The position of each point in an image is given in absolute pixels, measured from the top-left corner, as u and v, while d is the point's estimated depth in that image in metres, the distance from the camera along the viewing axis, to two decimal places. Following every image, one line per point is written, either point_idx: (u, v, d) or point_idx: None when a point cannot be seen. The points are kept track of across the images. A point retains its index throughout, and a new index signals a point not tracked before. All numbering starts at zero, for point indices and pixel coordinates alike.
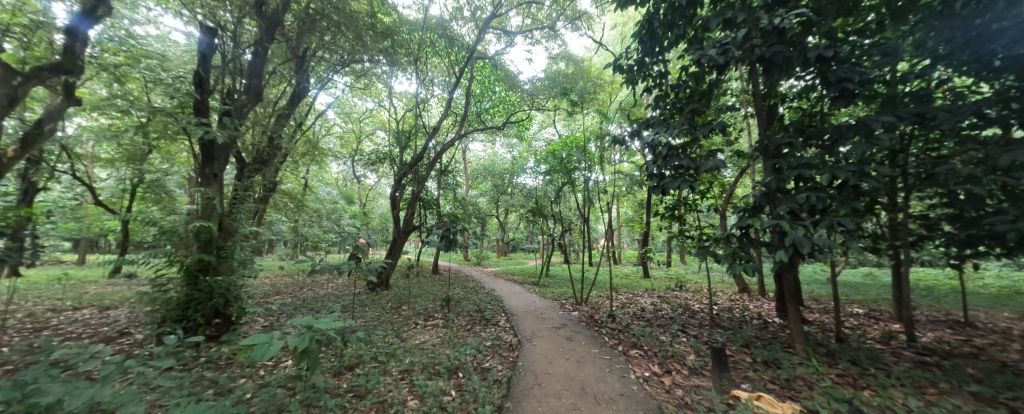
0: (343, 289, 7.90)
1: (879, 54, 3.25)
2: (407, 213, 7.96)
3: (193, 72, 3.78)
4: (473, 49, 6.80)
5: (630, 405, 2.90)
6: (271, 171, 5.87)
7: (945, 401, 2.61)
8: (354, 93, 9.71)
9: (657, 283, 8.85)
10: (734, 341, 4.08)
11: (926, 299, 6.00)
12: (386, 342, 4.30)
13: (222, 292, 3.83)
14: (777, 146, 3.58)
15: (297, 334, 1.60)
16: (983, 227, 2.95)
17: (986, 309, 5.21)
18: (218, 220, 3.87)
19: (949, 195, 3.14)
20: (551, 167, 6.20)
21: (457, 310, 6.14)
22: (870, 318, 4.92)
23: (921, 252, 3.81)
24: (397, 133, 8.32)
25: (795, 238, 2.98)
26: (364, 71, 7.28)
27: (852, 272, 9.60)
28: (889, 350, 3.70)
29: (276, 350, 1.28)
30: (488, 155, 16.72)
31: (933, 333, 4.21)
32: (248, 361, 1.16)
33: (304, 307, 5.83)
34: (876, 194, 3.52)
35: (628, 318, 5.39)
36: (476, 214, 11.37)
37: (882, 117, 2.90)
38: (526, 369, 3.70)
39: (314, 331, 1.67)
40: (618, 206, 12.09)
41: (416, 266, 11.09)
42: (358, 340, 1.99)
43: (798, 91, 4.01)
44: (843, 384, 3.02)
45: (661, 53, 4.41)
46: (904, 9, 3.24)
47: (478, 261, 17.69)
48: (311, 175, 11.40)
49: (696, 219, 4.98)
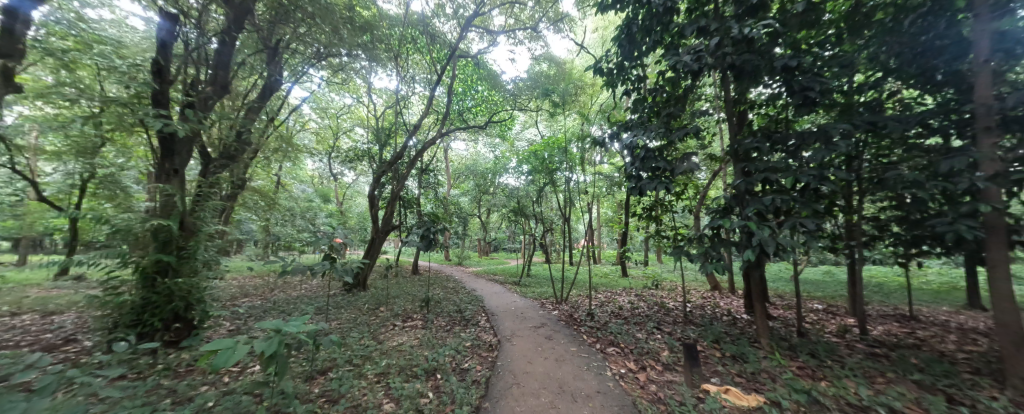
0: (318, 290, 7.62)
1: (838, 66, 3.49)
2: (386, 212, 7.76)
3: (151, 60, 3.54)
4: (455, 47, 6.69)
5: (606, 402, 2.96)
6: (240, 168, 5.59)
7: (891, 389, 2.82)
8: (331, 88, 9.35)
9: (635, 282, 9.06)
10: (706, 337, 4.23)
11: (878, 295, 6.47)
12: (362, 344, 4.20)
13: (183, 294, 3.62)
14: (746, 150, 3.75)
15: (264, 338, 1.51)
16: (926, 228, 3.22)
17: (928, 304, 5.68)
18: (179, 218, 3.65)
19: (897, 199, 3.40)
20: (533, 167, 6.23)
21: (437, 310, 6.07)
22: (827, 313, 5.26)
23: (873, 252, 4.09)
24: (376, 131, 8.13)
25: (762, 238, 3.16)
26: (341, 65, 6.97)
27: (813, 270, 10.22)
28: (844, 343, 3.95)
29: (241, 355, 1.22)
30: (470, 154, 16.61)
31: (883, 327, 4.54)
32: (210, 367, 1.09)
33: (276, 309, 5.61)
34: (834, 197, 3.75)
35: (606, 316, 5.51)
36: (458, 214, 11.23)
37: (839, 125, 3.10)
38: (505, 369, 3.69)
39: (283, 335, 1.55)
40: (598, 207, 12.25)
41: (396, 267, 10.86)
42: (330, 343, 1.90)
43: (766, 98, 4.20)
44: (803, 376, 3.20)
45: (640, 58, 4.52)
46: (860, 25, 3.53)
47: (460, 261, 17.56)
48: (285, 172, 10.91)
49: (672, 219, 5.12)
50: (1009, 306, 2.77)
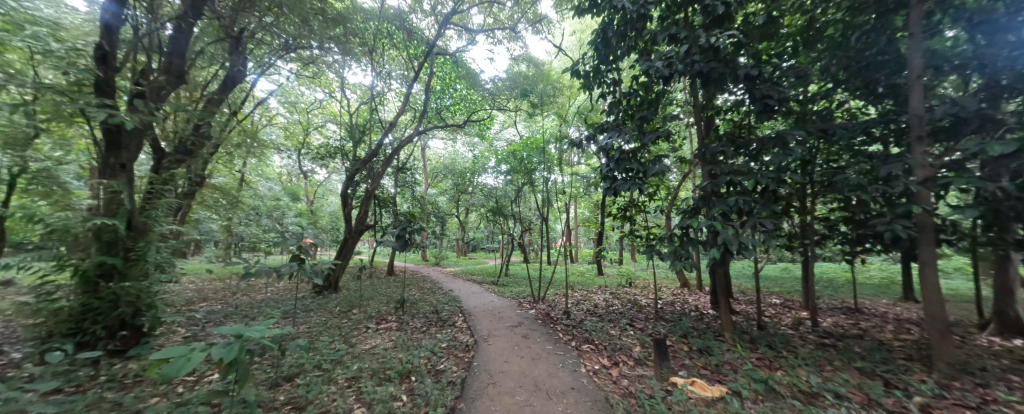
0: (286, 293, 7.27)
1: (794, 76, 3.75)
2: (360, 212, 7.53)
3: (94, 45, 3.26)
4: (433, 44, 6.57)
5: (580, 398, 3.02)
6: (199, 163, 5.23)
7: (837, 376, 3.07)
8: (301, 81, 8.94)
9: (610, 280, 9.28)
10: (675, 332, 4.42)
11: (828, 290, 7.01)
12: (333, 348, 4.05)
13: (131, 299, 3.37)
14: (712, 153, 3.95)
15: (221, 344, 1.36)
16: (869, 228, 3.51)
17: (871, 297, 6.22)
18: (127, 217, 3.37)
19: (845, 201, 3.69)
20: (512, 167, 6.25)
21: (413, 311, 5.95)
22: (784, 307, 5.64)
23: (824, 250, 4.41)
24: (350, 127, 7.86)
25: (726, 237, 3.34)
26: (312, 58, 6.67)
27: (772, 267, 10.93)
28: (798, 335, 4.25)
29: (200, 362, 1.07)
30: (449, 153, 16.41)
31: (832, 319, 4.91)
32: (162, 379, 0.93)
33: (239, 314, 5.31)
34: (791, 199, 4.02)
35: (581, 314, 5.62)
36: (435, 214, 11.05)
37: (795, 131, 3.33)
38: (481, 369, 3.68)
39: (244, 340, 1.41)
40: (575, 207, 12.45)
41: (371, 268, 10.54)
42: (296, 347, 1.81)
43: (731, 104, 4.43)
44: (762, 366, 3.41)
45: (615, 62, 4.64)
46: (814, 38, 3.81)
47: (437, 260, 17.32)
48: (250, 169, 10.29)
49: (645, 219, 5.30)
50: (936, 298, 3.07)
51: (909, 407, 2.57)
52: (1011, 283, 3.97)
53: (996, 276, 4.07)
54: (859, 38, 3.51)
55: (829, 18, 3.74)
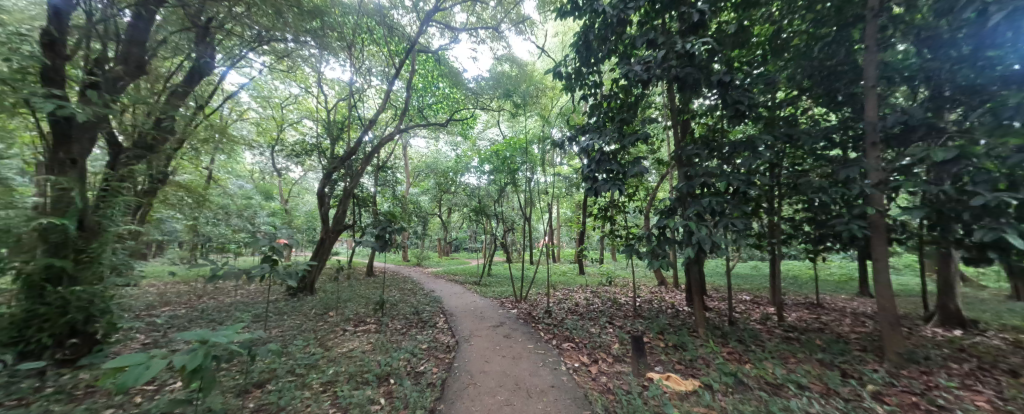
0: (257, 296, 6.95)
1: (763, 83, 3.95)
2: (338, 211, 7.31)
3: (39, 30, 3.03)
4: (414, 41, 6.46)
5: (559, 396, 3.06)
6: (161, 159, 4.92)
7: (799, 367, 3.26)
8: (274, 75, 8.58)
9: (591, 279, 9.44)
10: (652, 329, 4.55)
11: (794, 286, 7.41)
12: (307, 352, 3.92)
13: (82, 304, 3.12)
14: (688, 156, 4.09)
15: (186, 351, 1.29)
16: (830, 228, 3.74)
17: (832, 293, 6.62)
18: (79, 216, 3.13)
19: (808, 202, 3.91)
20: (495, 167, 6.24)
21: (393, 313, 5.84)
22: (753, 303, 5.91)
23: (790, 248, 4.66)
24: (327, 124, 7.62)
25: (699, 236, 3.48)
26: (286, 52, 6.41)
27: (744, 265, 11.44)
28: (766, 329, 4.47)
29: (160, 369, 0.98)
30: (431, 152, 16.18)
31: (796, 313, 5.20)
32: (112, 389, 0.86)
33: (206, 318, 5.05)
34: (760, 200, 4.22)
35: (563, 313, 5.69)
36: (417, 213, 10.87)
37: (763, 136, 3.51)
38: (462, 370, 3.66)
39: (209, 346, 1.33)
40: (558, 207, 12.58)
41: (349, 269, 10.25)
42: (267, 352, 1.73)
43: (706, 109, 4.60)
44: (732, 360, 3.57)
45: (596, 64, 4.73)
46: (781, 48, 4.03)
47: (419, 261, 17.06)
48: (218, 166, 9.77)
49: (625, 220, 5.42)
50: (887, 293, 3.31)
51: (863, 395, 2.76)
52: (952, 278, 4.33)
53: (939, 271, 4.43)
54: (821, 49, 3.73)
55: (795, 29, 3.96)
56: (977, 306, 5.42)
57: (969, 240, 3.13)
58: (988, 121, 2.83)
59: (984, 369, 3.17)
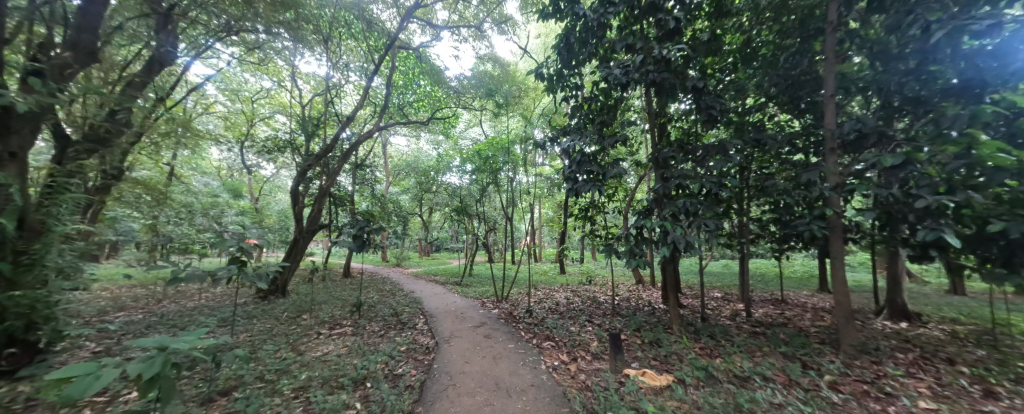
0: (225, 300, 6.60)
1: (735, 90, 4.13)
2: (313, 211, 7.05)
3: None
4: (395, 37, 6.32)
5: (539, 395, 3.09)
6: (116, 154, 4.57)
7: (765, 360, 3.44)
8: (244, 67, 8.17)
9: (571, 279, 9.55)
10: (629, 326, 4.66)
11: (762, 283, 7.80)
12: (278, 357, 3.77)
13: (22, 310, 2.83)
14: (665, 158, 4.23)
15: (140, 359, 1.16)
16: (793, 228, 3.96)
17: (795, 289, 7.02)
18: (18, 215, 2.85)
19: (774, 204, 4.12)
20: (476, 167, 6.20)
21: (371, 315, 5.71)
22: (724, 300, 6.18)
23: (758, 248, 4.89)
24: (302, 120, 7.33)
25: (675, 236, 3.61)
26: (257, 43, 6.11)
27: (716, 263, 11.95)
28: (735, 324, 4.68)
29: (112, 380, 0.87)
30: (412, 151, 15.90)
31: (763, 309, 5.48)
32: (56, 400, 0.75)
33: (166, 324, 4.75)
34: (731, 201, 4.41)
35: (543, 312, 5.75)
36: (397, 213, 10.65)
37: (734, 140, 3.68)
38: (442, 371, 3.62)
39: (169, 353, 1.19)
40: (540, 207, 12.68)
41: (325, 270, 9.90)
42: (234, 358, 1.63)
43: (682, 113, 4.76)
44: (704, 355, 3.71)
45: (577, 67, 4.80)
46: (750, 57, 4.23)
47: (399, 261, 16.70)
48: (181, 162, 9.18)
49: (605, 220, 5.52)
50: (843, 289, 3.54)
51: (821, 385, 2.95)
52: (899, 274, 4.69)
53: (889, 269, 4.79)
54: (786, 59, 3.96)
55: (763, 39, 4.18)
56: (921, 300, 5.90)
57: (914, 239, 3.41)
58: (931, 130, 3.09)
59: (926, 358, 3.45)
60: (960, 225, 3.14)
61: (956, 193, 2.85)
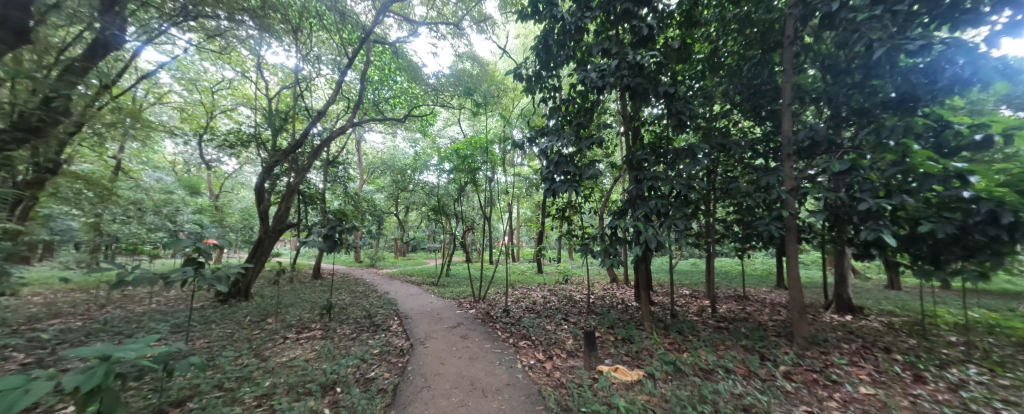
0: (180, 304, 6.14)
1: (703, 96, 4.34)
2: (280, 209, 6.71)
3: None
4: (370, 30, 6.13)
5: (514, 393, 3.10)
6: (52, 145, 4.14)
7: (728, 353, 3.63)
8: (203, 55, 7.62)
9: (548, 278, 9.67)
10: (603, 324, 4.78)
11: (726, 281, 8.25)
12: (240, 364, 3.56)
13: None
14: (638, 160, 4.37)
15: (77, 370, 1.06)
16: (754, 228, 4.20)
17: (756, 286, 7.47)
18: None
19: (738, 205, 4.36)
20: (455, 166, 6.13)
21: (342, 317, 5.52)
22: (692, 297, 6.47)
23: (723, 247, 5.16)
24: (268, 113, 6.95)
25: (647, 236, 3.74)
26: (219, 31, 5.73)
27: (685, 262, 12.52)
28: (702, 320, 4.92)
29: (39, 396, 0.77)
30: (388, 148, 15.48)
31: (727, 305, 5.79)
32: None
33: (110, 331, 4.35)
34: (699, 203, 4.62)
35: (520, 312, 5.78)
36: (372, 212, 10.33)
37: (702, 144, 3.86)
38: (416, 373, 3.56)
39: (112, 363, 1.10)
40: (518, 207, 12.75)
41: (292, 272, 9.43)
42: (186, 366, 1.53)
43: (655, 117, 4.93)
44: (672, 350, 3.87)
45: (555, 69, 4.87)
46: (717, 66, 4.47)
47: (373, 261, 16.20)
48: (129, 156, 8.43)
49: (581, 220, 5.62)
50: (797, 285, 3.81)
51: (776, 374, 3.16)
52: (845, 271, 5.10)
53: (836, 266, 5.20)
54: (749, 70, 4.20)
55: (729, 50, 4.42)
56: (863, 295, 6.46)
57: (857, 239, 3.72)
58: (872, 140, 3.38)
59: (867, 347, 3.78)
60: (895, 226, 3.47)
61: (892, 197, 3.14)
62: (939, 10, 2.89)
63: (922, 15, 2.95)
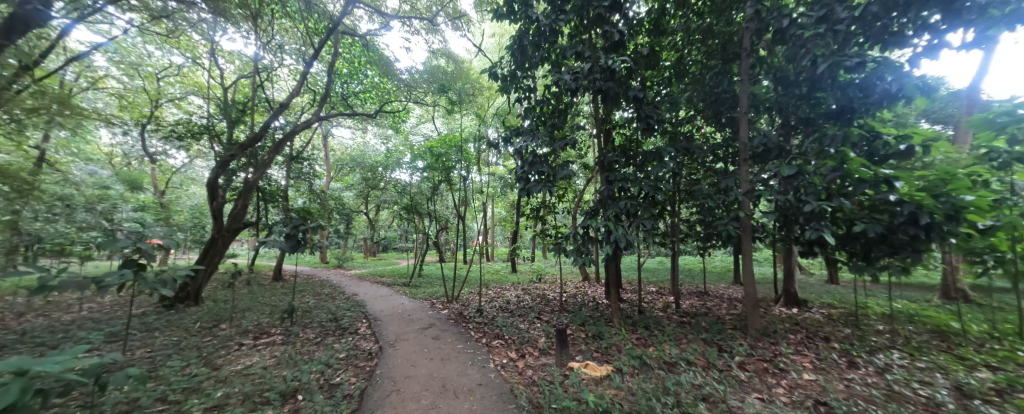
0: (117, 311, 5.55)
1: (669, 102, 4.55)
2: (236, 207, 6.27)
3: None
4: (338, 21, 5.87)
5: (485, 394, 3.09)
6: None
7: (690, 346, 3.84)
8: (146, 38, 6.95)
9: (523, 277, 9.75)
10: (574, 321, 4.89)
11: (690, 278, 8.72)
12: (188, 374, 3.29)
13: None
14: (609, 162, 4.49)
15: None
16: (715, 228, 4.45)
17: (716, 282, 7.96)
18: None
19: (701, 207, 4.60)
20: (428, 164, 6.01)
21: (305, 321, 5.26)
22: (658, 294, 6.78)
23: (687, 246, 5.45)
24: (224, 104, 6.47)
25: (617, 235, 3.86)
26: (166, 12, 5.25)
27: (652, 260, 13.09)
28: (667, 315, 5.16)
29: None
30: (358, 144, 14.89)
31: (690, 301, 6.11)
32: None
33: (29, 343, 3.86)
34: (666, 204, 4.83)
35: (493, 311, 5.77)
36: (341, 210, 9.90)
37: (668, 147, 4.05)
38: (385, 377, 3.45)
39: (23, 381, 0.96)
40: (493, 206, 12.74)
41: (250, 274, 8.84)
42: (118, 379, 1.38)
43: (625, 120, 5.11)
44: (639, 345, 4.03)
45: (530, 69, 4.90)
46: (682, 73, 4.70)
47: (341, 262, 15.53)
48: (56, 146, 7.51)
49: (555, 220, 5.71)
50: (752, 281, 4.08)
51: (732, 365, 3.38)
52: (792, 267, 5.54)
53: (785, 263, 5.64)
54: (711, 78, 4.46)
55: (694, 58, 4.65)
56: (809, 289, 7.06)
57: (803, 238, 4.04)
58: (816, 147, 3.70)
59: (811, 337, 4.14)
60: (835, 226, 3.81)
61: (833, 199, 3.44)
62: (872, 31, 3.20)
63: (857, 35, 3.26)
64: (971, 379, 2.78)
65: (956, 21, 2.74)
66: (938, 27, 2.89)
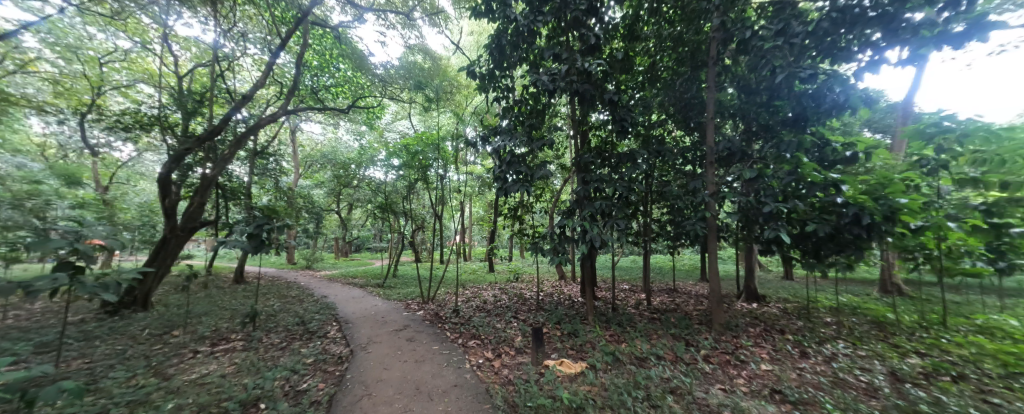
0: (51, 319, 5.02)
1: (643, 106, 4.70)
2: (191, 205, 5.84)
3: None
4: (307, 11, 5.61)
5: (460, 395, 3.06)
6: None
7: (659, 342, 3.99)
8: (86, 18, 6.31)
9: (500, 277, 9.74)
10: (550, 320, 4.96)
11: (661, 275, 9.07)
12: (134, 386, 3.02)
13: None
14: (585, 163, 4.58)
15: None
16: (685, 228, 4.64)
17: (685, 279, 8.32)
18: None
19: (672, 207, 4.79)
20: (403, 162, 5.86)
21: (270, 326, 4.99)
22: (631, 292, 6.99)
23: (658, 245, 5.65)
24: (178, 94, 6.02)
25: (592, 234, 3.94)
26: None
27: (626, 259, 13.50)
28: (639, 312, 5.33)
29: None
30: (330, 140, 14.30)
31: (660, 298, 6.35)
32: None
33: None
34: (639, 204, 4.99)
35: (470, 311, 5.74)
36: (310, 209, 9.48)
37: (640, 149, 4.18)
38: (355, 382, 3.34)
39: None
40: (471, 206, 12.64)
41: (208, 277, 8.25)
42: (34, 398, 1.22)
43: (601, 122, 5.22)
44: (612, 341, 4.14)
45: (508, 69, 4.90)
46: (655, 78, 4.87)
47: (311, 263, 14.84)
48: None
49: (532, 219, 5.74)
50: (717, 278, 4.30)
51: (698, 358, 3.55)
52: (753, 264, 5.90)
53: (747, 260, 5.98)
54: (681, 84, 4.65)
55: (665, 64, 4.84)
56: (767, 285, 7.56)
57: (763, 237, 4.30)
58: (774, 152, 3.95)
59: (768, 330, 4.42)
60: (791, 226, 4.08)
61: (789, 201, 3.69)
62: (823, 46, 3.45)
63: (811, 49, 3.50)
64: (904, 365, 3.08)
65: (894, 40, 3.00)
66: (879, 44, 3.16)
